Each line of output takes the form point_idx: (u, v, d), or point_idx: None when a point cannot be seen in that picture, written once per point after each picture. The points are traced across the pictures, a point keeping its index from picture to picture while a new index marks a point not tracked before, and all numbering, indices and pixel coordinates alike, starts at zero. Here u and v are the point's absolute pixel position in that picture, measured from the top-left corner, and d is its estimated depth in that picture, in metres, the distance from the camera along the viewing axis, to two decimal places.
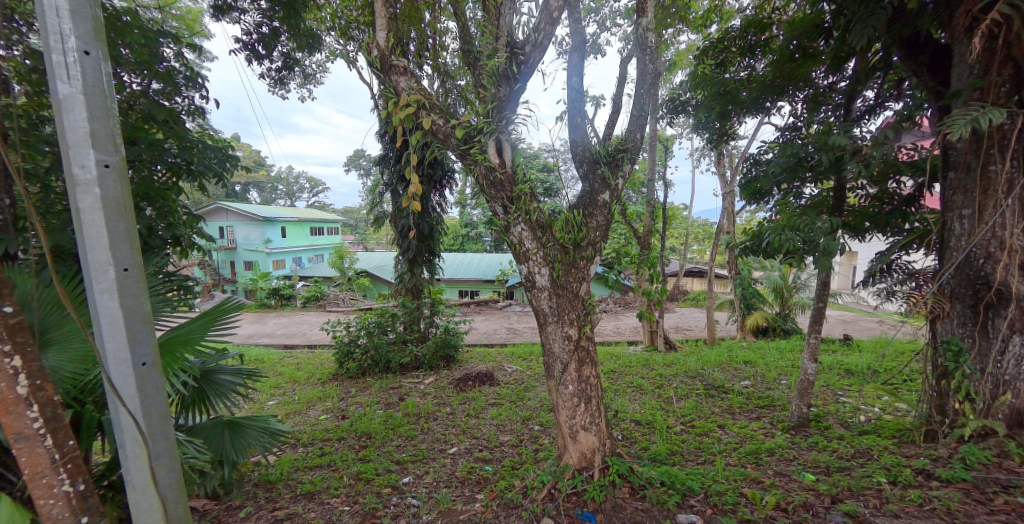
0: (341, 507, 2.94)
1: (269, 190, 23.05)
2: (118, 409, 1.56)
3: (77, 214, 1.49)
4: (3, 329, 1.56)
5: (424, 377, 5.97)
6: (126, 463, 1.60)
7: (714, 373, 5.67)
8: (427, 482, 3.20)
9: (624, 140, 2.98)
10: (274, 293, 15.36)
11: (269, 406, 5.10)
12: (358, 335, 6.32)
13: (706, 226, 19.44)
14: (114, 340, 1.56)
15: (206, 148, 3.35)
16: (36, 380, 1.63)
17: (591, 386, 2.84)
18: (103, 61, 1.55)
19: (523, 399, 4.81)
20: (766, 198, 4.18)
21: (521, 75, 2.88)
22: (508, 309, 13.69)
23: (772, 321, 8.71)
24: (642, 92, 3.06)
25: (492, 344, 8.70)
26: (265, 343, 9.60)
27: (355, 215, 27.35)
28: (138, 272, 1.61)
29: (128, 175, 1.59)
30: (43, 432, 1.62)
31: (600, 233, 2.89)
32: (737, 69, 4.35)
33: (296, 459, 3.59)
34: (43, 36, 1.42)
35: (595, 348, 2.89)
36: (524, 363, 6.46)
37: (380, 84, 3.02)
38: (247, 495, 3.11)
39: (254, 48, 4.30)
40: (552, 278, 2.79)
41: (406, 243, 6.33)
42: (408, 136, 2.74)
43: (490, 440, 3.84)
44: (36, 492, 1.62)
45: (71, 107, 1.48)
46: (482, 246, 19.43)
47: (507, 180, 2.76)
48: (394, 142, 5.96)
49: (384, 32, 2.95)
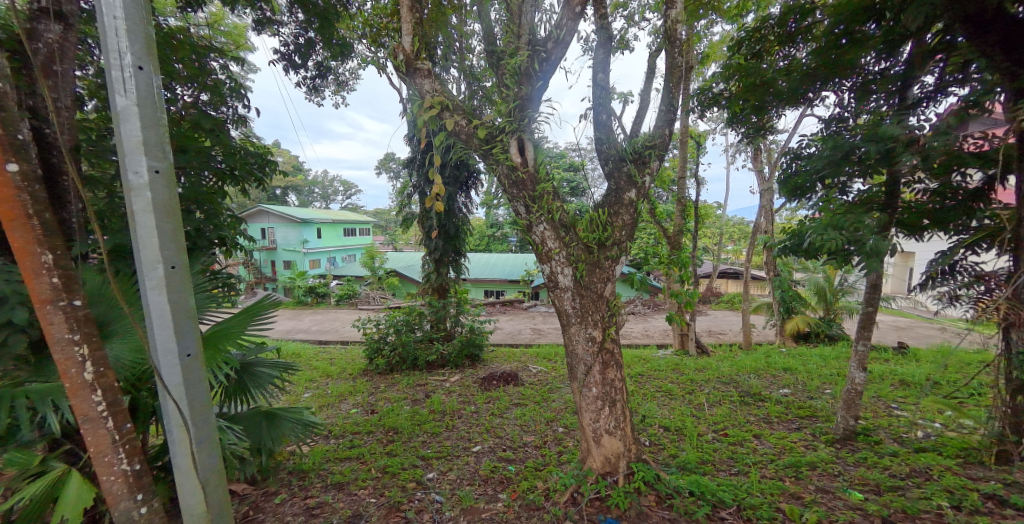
0: (368, 499, 3.03)
1: (304, 192, 23.83)
2: (164, 397, 1.67)
3: (131, 215, 1.60)
4: (72, 320, 1.71)
5: (450, 375, 6.04)
6: (172, 447, 1.71)
7: (749, 380, 5.53)
8: (451, 479, 3.27)
9: (652, 137, 2.94)
10: (310, 292, 15.90)
11: (303, 398, 5.29)
12: (386, 333, 6.47)
13: (741, 226, 19.04)
14: (163, 332, 1.67)
15: (248, 154, 3.52)
16: (99, 367, 1.76)
17: (616, 389, 2.83)
18: (155, 75, 1.66)
19: (546, 400, 4.82)
20: (807, 195, 3.98)
21: (542, 72, 2.91)
22: (533, 309, 13.73)
23: (815, 326, 8.42)
24: (671, 87, 3.00)
25: (518, 344, 8.75)
26: (300, 339, 9.94)
27: (385, 215, 27.97)
28: (183, 270, 1.71)
29: (176, 180, 1.70)
30: (105, 414, 1.76)
31: (625, 233, 2.88)
32: (777, 59, 4.17)
33: (327, 451, 3.72)
34: (103, 54, 1.54)
35: (620, 350, 2.88)
36: (549, 363, 6.49)
37: (407, 88, 3.10)
38: (282, 482, 3.24)
39: (291, 58, 4.47)
40: (575, 278, 2.80)
41: (433, 243, 6.47)
42: (432, 136, 2.81)
43: (513, 440, 3.87)
44: (99, 469, 1.75)
45: (126, 118, 1.60)
46: (507, 247, 19.45)
47: (529, 179, 2.79)
48: (420, 145, 6.09)
49: (409, 37, 3.02)
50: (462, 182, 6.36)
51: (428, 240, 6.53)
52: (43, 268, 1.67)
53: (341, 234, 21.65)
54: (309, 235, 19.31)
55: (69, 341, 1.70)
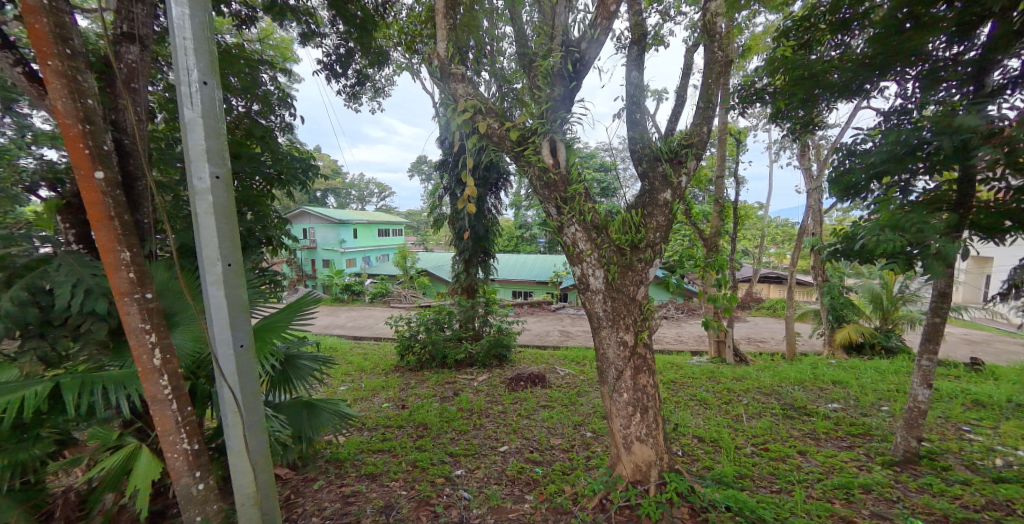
0: (399, 491, 3.12)
1: (342, 194, 24.62)
2: (221, 384, 1.79)
3: (195, 217, 1.74)
4: (145, 311, 1.92)
5: (478, 374, 6.12)
6: (226, 431, 1.84)
7: (793, 392, 5.33)
8: (478, 477, 3.32)
9: (688, 134, 2.92)
10: (347, 289, 16.42)
11: (339, 391, 5.49)
12: (417, 331, 6.62)
13: (786, 227, 18.27)
14: (220, 325, 1.79)
15: (294, 159, 3.69)
16: (166, 354, 1.96)
17: (648, 395, 2.81)
18: (217, 89, 1.79)
19: (574, 403, 4.81)
20: (862, 194, 3.59)
21: (577, 73, 3.06)
22: (562, 311, 13.68)
23: (869, 337, 8.02)
24: (708, 84, 2.97)
25: (546, 346, 8.75)
26: (338, 334, 10.31)
27: (418, 216, 28.54)
28: (238, 268, 1.83)
29: (233, 185, 1.82)
30: (170, 397, 1.95)
31: (659, 235, 2.86)
32: (827, 49, 3.64)
33: (361, 442, 3.85)
34: (174, 71, 1.68)
35: (652, 356, 2.87)
36: (577, 366, 6.46)
37: (442, 92, 3.18)
38: (320, 469, 3.40)
39: (333, 68, 4.66)
40: (606, 280, 2.79)
41: (462, 244, 6.56)
42: (466, 140, 2.89)
43: (540, 442, 3.89)
44: (164, 446, 1.94)
45: (192, 129, 1.73)
46: (538, 248, 19.45)
47: (561, 180, 2.82)
48: (452, 148, 6.20)
49: (444, 43, 3.10)
50: (492, 184, 6.44)
51: (459, 241, 6.63)
52: (122, 264, 1.87)
53: (375, 234, 22.22)
54: (346, 235, 19.96)
55: (142, 330, 1.91)
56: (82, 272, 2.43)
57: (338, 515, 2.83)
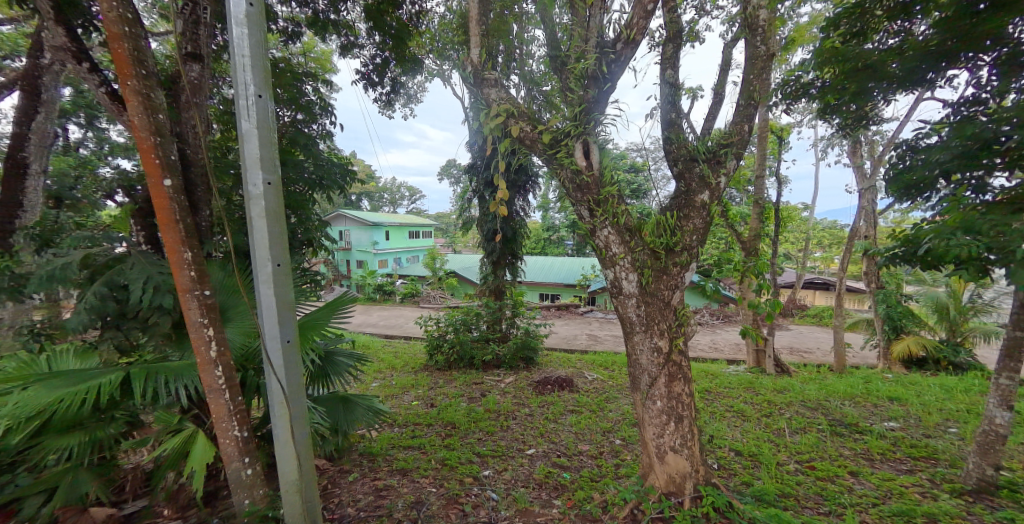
0: (429, 488, 3.19)
1: (376, 198, 25.24)
2: (270, 377, 1.91)
3: (249, 220, 1.85)
4: (205, 307, 2.14)
5: (504, 376, 6.16)
6: (274, 421, 1.96)
7: (844, 407, 5.04)
8: (506, 479, 3.36)
9: (728, 133, 2.88)
10: (379, 289, 16.83)
11: (372, 387, 5.64)
12: (446, 331, 6.73)
13: (833, 230, 17.37)
14: (270, 321, 1.90)
15: (333, 165, 3.86)
16: (221, 347, 2.18)
17: (683, 404, 2.79)
18: (270, 101, 1.91)
19: (603, 409, 4.78)
20: (925, 192, 3.57)
21: (611, 74, 2.94)
22: (589, 314, 13.54)
23: (933, 351, 7.49)
24: (748, 80, 2.86)
25: (573, 350, 8.69)
26: (370, 332, 10.60)
27: (447, 219, 28.97)
28: (287, 268, 1.94)
29: (284, 190, 1.93)
30: (224, 387, 2.19)
31: (696, 238, 2.82)
32: (882, 37, 3.58)
33: (393, 438, 3.96)
34: (233, 87, 1.80)
35: (687, 364, 2.83)
36: (605, 372, 6.38)
37: (475, 96, 3.25)
38: (355, 462, 3.51)
39: (370, 77, 4.84)
40: (640, 284, 2.79)
41: (491, 247, 6.64)
42: (498, 144, 2.95)
43: (568, 447, 3.89)
44: (219, 431, 2.19)
45: (248, 139, 1.85)
46: (566, 250, 19.35)
47: (594, 182, 2.80)
48: (483, 151, 6.28)
49: (478, 49, 3.15)
50: (520, 187, 6.49)
51: (487, 243, 6.72)
52: (184, 263, 2.09)
53: (406, 237, 22.65)
54: (379, 237, 20.46)
55: (201, 324, 2.13)
56: (151, 270, 2.68)
57: (370, 507, 2.92)
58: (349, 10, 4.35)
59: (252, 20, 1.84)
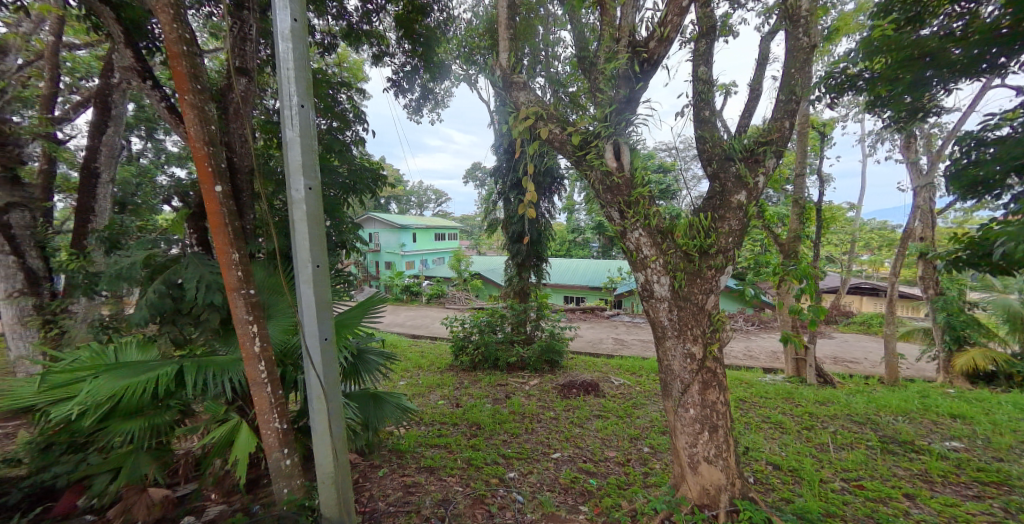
0: (456, 487, 3.24)
1: (404, 201, 25.71)
2: (309, 372, 2.06)
3: (292, 223, 2.00)
4: (250, 305, 2.30)
5: (529, 378, 6.17)
6: (312, 414, 2.11)
7: (898, 424, 4.73)
8: (531, 482, 3.37)
9: (767, 130, 2.82)
10: (406, 289, 17.11)
11: (400, 385, 5.77)
12: (471, 332, 6.81)
13: (882, 231, 16.43)
14: (309, 319, 2.05)
15: (366, 170, 4.00)
16: (264, 343, 2.33)
17: (717, 413, 2.74)
18: (312, 112, 2.06)
19: (630, 415, 4.71)
20: (997, 192, 3.38)
21: (643, 74, 2.91)
22: (616, 318, 13.35)
23: (1005, 366, 6.80)
24: (788, 75, 2.86)
25: (599, 354, 8.60)
26: (398, 332, 10.82)
27: (473, 221, 29.17)
28: (326, 268, 2.08)
29: (323, 195, 2.07)
30: (267, 381, 2.34)
31: (732, 240, 2.76)
32: (944, 21, 3.30)
33: (420, 436, 4.04)
34: (279, 99, 1.98)
35: (721, 371, 2.78)
36: (632, 377, 6.29)
37: (504, 100, 3.30)
38: (384, 458, 3.59)
39: (399, 85, 4.97)
40: (672, 288, 2.76)
41: (517, 249, 6.68)
42: (527, 146, 2.99)
43: (594, 452, 3.86)
44: (262, 423, 2.35)
45: (292, 147, 2.01)
46: (593, 252, 19.16)
47: (624, 183, 2.81)
48: (508, 154, 6.36)
49: (506, 53, 3.20)
50: (546, 188, 6.49)
51: (512, 246, 6.77)
52: (232, 263, 2.24)
53: (432, 239, 22.95)
54: (407, 239, 20.84)
55: (247, 321, 2.28)
56: (203, 269, 2.89)
57: (399, 502, 2.99)
58: (381, 20, 4.50)
59: (297, 35, 2.01)
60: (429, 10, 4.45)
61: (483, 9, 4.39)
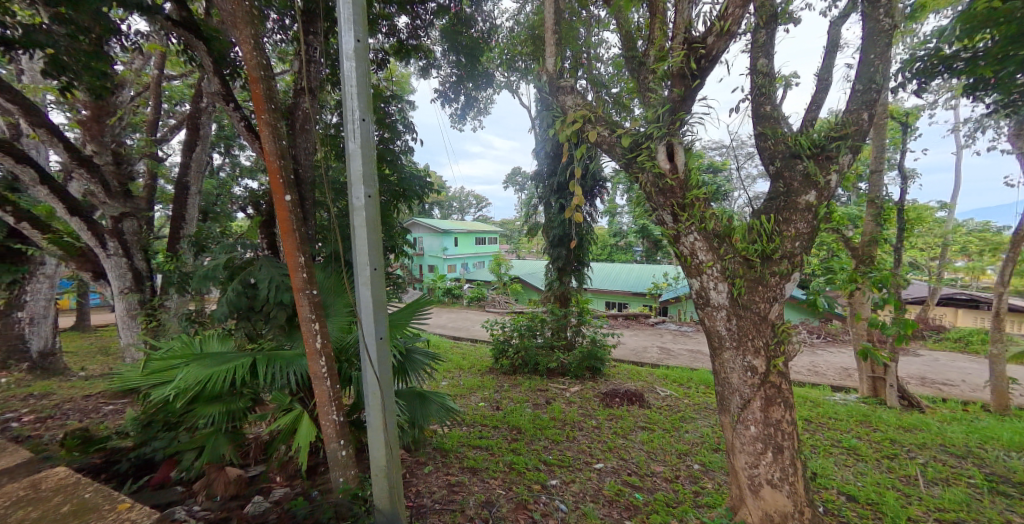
0: (498, 489, 3.27)
1: (446, 206, 26.26)
2: (367, 368, 2.19)
3: (353, 229, 2.13)
4: (313, 304, 2.44)
5: (570, 385, 6.12)
6: (367, 409, 2.25)
7: (995, 453, 4.25)
8: (574, 491, 3.35)
9: (842, 122, 2.68)
10: (448, 292, 17.43)
11: (442, 385, 5.90)
12: (511, 335, 6.86)
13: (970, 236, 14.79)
14: (367, 319, 2.17)
15: (414, 177, 4.16)
16: (324, 341, 2.46)
17: (780, 432, 2.63)
18: (371, 124, 2.18)
19: (678, 429, 4.55)
20: None
21: (701, 70, 2.79)
22: (661, 325, 12.94)
23: None
24: (868, 62, 2.72)
25: (643, 364, 8.37)
26: (440, 333, 11.05)
27: (513, 226, 29.30)
28: (382, 271, 2.19)
29: (381, 202, 2.18)
30: (326, 376, 2.48)
31: (800, 245, 2.65)
32: None
33: (462, 436, 4.11)
34: (344, 114, 2.11)
35: (786, 387, 2.66)
36: (679, 388, 6.08)
37: (551, 105, 3.33)
38: (428, 455, 3.67)
39: (446, 95, 5.18)
40: (731, 295, 2.67)
41: (558, 252, 6.65)
42: (575, 149, 3.00)
43: (639, 466, 3.78)
44: (322, 415, 2.49)
45: (354, 158, 2.14)
46: (636, 257, 18.70)
47: (678, 185, 2.71)
48: (549, 157, 6.41)
49: (553, 58, 3.24)
50: (588, 191, 6.41)
51: (553, 249, 6.73)
52: (299, 266, 2.40)
53: (473, 243, 23.24)
54: (449, 243, 21.25)
55: (310, 319, 2.42)
56: (269, 270, 3.11)
57: (445, 500, 3.05)
58: (428, 35, 4.67)
59: (359, 54, 2.12)
60: (473, 21, 4.53)
61: (525, 16, 4.48)
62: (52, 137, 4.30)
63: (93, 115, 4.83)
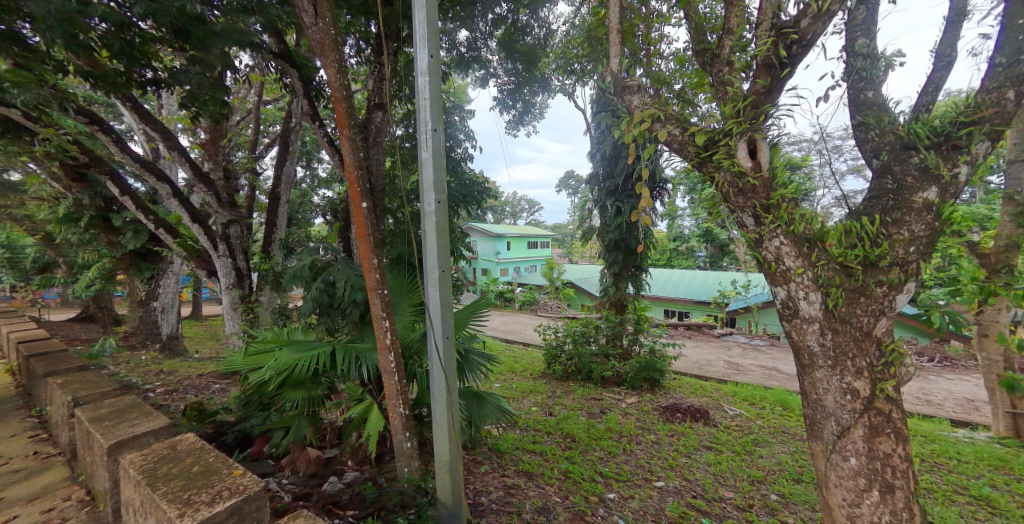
0: (555, 497, 3.21)
1: (499, 211, 26.57)
2: (435, 366, 2.27)
3: (424, 233, 2.21)
4: (383, 301, 2.51)
5: (626, 396, 5.92)
6: (433, 405, 2.32)
7: None
8: (633, 508, 3.22)
9: (976, 103, 2.28)
10: (500, 295, 17.57)
11: (495, 387, 5.94)
12: (564, 341, 6.80)
13: None
14: (435, 319, 2.25)
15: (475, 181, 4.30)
16: (393, 337, 2.53)
17: (884, 466, 2.38)
18: (441, 133, 2.25)
19: (750, 453, 4.25)
20: None
21: (793, 57, 2.58)
22: (728, 337, 12.23)
23: None
24: (1012, 30, 2.30)
25: (707, 378, 7.96)
26: (493, 336, 11.16)
27: (565, 230, 29.04)
28: (449, 273, 2.25)
29: (450, 208, 2.24)
30: (394, 370, 2.54)
31: (915, 250, 2.34)
32: None
33: (516, 439, 4.09)
34: (418, 125, 2.21)
35: (894, 415, 2.38)
36: (750, 408, 5.69)
37: (615, 106, 3.26)
38: (485, 455, 3.68)
39: (505, 103, 5.29)
40: (825, 307, 2.46)
41: (613, 257, 6.48)
42: (643, 150, 2.88)
43: (706, 490, 3.58)
44: (390, 407, 2.57)
45: (426, 166, 2.22)
46: (699, 263, 17.83)
47: (761, 185, 2.56)
48: (604, 159, 6.33)
49: (617, 58, 3.18)
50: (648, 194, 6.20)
51: (609, 254, 6.57)
52: (373, 268, 2.48)
53: (525, 247, 23.32)
54: (501, 248, 21.47)
55: (381, 316, 2.50)
56: (342, 267, 3.25)
57: (501, 501, 3.03)
58: (486, 46, 4.69)
59: (432, 68, 2.21)
60: (529, 29, 4.54)
61: (580, 19, 4.39)
62: (182, 158, 4.77)
63: (211, 138, 5.33)
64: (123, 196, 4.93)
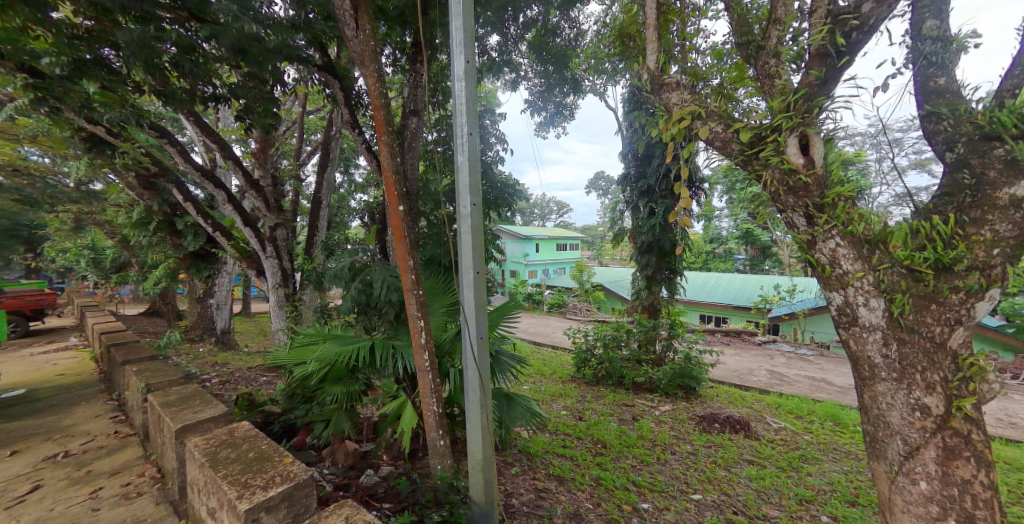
0: (587, 503, 3.14)
1: (528, 213, 26.59)
2: (469, 366, 2.28)
3: (459, 236, 2.21)
4: (417, 300, 2.52)
5: (659, 403, 5.77)
6: (467, 405, 2.32)
7: None
8: (668, 519, 3.12)
9: None
10: (529, 297, 17.53)
11: (524, 390, 5.90)
12: (594, 345, 6.71)
13: None
14: (470, 319, 2.25)
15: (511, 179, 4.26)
16: (427, 335, 2.53)
17: (954, 488, 2.21)
18: (477, 136, 2.23)
19: (798, 470, 4.05)
20: None
21: (852, 44, 2.48)
22: (770, 345, 11.73)
23: None
24: None
25: (747, 388, 7.65)
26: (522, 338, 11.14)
27: (595, 232, 28.73)
28: (484, 274, 2.24)
29: (485, 210, 2.23)
30: (429, 368, 2.55)
31: (1000, 251, 2.14)
32: None
33: (547, 443, 4.03)
34: (455, 129, 2.21)
35: (965, 433, 2.21)
36: (795, 422, 5.42)
37: (651, 106, 3.18)
38: (515, 457, 3.65)
39: (536, 105, 5.27)
40: (888, 314, 2.31)
41: (646, 259, 6.34)
42: (683, 148, 2.80)
43: (747, 505, 3.43)
44: (425, 404, 2.58)
45: (462, 169, 2.22)
46: (737, 267, 17.23)
47: (814, 182, 2.42)
48: (637, 159, 6.21)
49: (654, 55, 3.10)
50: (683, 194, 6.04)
51: (641, 256, 6.43)
52: (409, 268, 2.49)
53: (554, 249, 23.22)
54: (530, 250, 21.46)
55: (417, 315, 2.51)
56: (377, 266, 3.30)
57: (533, 504, 2.98)
58: (517, 51, 4.69)
59: (468, 74, 2.20)
60: (558, 30, 4.52)
61: (611, 18, 4.31)
62: (237, 166, 4.92)
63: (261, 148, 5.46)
64: (185, 202, 5.26)
